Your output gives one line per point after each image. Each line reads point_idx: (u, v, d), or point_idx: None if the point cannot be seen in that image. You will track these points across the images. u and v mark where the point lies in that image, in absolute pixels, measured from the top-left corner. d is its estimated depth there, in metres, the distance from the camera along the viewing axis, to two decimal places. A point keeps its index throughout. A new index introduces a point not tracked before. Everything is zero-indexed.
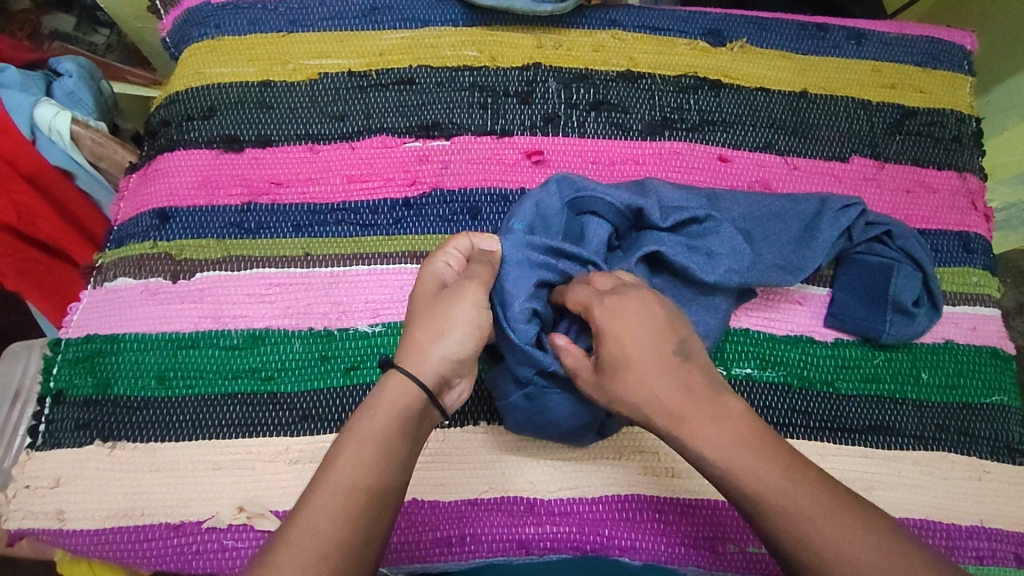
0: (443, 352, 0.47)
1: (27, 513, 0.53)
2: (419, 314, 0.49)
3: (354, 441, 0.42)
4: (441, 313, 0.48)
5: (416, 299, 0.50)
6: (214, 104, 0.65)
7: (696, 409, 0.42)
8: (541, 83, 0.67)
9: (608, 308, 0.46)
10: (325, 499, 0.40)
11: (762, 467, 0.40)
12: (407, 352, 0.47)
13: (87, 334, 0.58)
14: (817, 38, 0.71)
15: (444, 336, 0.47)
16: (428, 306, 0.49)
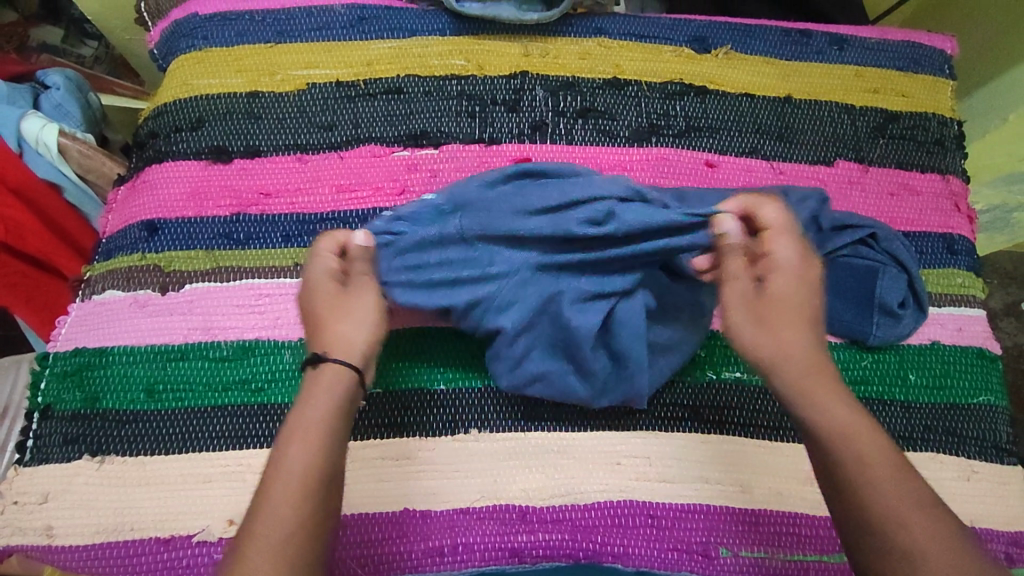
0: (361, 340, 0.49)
1: (15, 529, 0.52)
2: (324, 311, 0.49)
3: (293, 441, 0.42)
4: (352, 308, 0.50)
5: (310, 298, 0.50)
6: (202, 116, 0.65)
7: (822, 381, 0.45)
8: (528, 91, 0.67)
9: (789, 245, 0.48)
10: (276, 501, 0.40)
11: (870, 435, 0.42)
12: (322, 347, 0.48)
13: (75, 348, 0.57)
14: (800, 44, 0.72)
15: (359, 326, 0.49)
16: (334, 302, 0.50)
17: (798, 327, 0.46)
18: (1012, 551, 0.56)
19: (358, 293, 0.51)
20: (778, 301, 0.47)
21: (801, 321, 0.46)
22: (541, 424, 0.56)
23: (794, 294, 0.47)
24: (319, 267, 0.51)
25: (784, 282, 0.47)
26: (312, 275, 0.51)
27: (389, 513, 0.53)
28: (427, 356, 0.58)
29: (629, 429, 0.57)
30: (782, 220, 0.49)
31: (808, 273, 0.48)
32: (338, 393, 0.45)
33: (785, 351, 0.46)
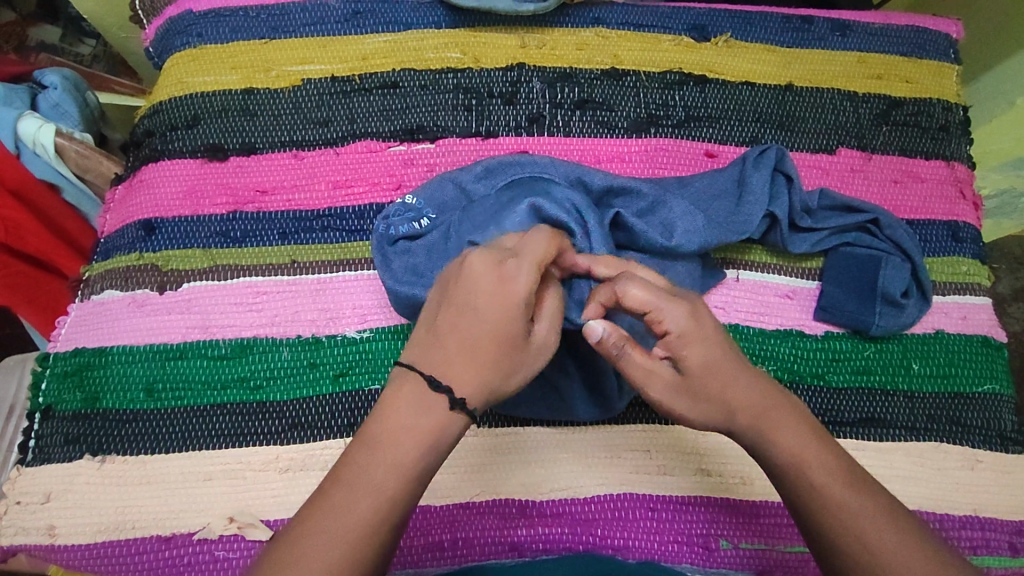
0: (497, 395, 0.41)
1: (19, 529, 0.52)
2: (481, 341, 0.40)
3: (378, 466, 0.38)
4: (513, 357, 0.41)
5: (478, 303, 0.41)
6: (198, 114, 0.65)
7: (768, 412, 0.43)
8: (525, 83, 0.67)
9: (680, 312, 0.43)
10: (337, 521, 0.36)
11: (825, 462, 0.42)
12: (453, 382, 0.40)
13: (75, 348, 0.57)
14: (802, 31, 0.70)
15: (507, 386, 0.41)
16: (501, 340, 0.41)
17: (725, 380, 0.43)
18: (1016, 540, 0.56)
19: (537, 345, 0.42)
20: (695, 378, 0.43)
21: (733, 375, 0.43)
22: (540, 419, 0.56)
23: (704, 365, 0.43)
24: (522, 279, 0.41)
25: (694, 354, 0.43)
26: (511, 295, 0.41)
27: None
28: None
29: (629, 422, 0.56)
30: (650, 294, 0.43)
31: (699, 337, 0.43)
32: (448, 424, 0.39)
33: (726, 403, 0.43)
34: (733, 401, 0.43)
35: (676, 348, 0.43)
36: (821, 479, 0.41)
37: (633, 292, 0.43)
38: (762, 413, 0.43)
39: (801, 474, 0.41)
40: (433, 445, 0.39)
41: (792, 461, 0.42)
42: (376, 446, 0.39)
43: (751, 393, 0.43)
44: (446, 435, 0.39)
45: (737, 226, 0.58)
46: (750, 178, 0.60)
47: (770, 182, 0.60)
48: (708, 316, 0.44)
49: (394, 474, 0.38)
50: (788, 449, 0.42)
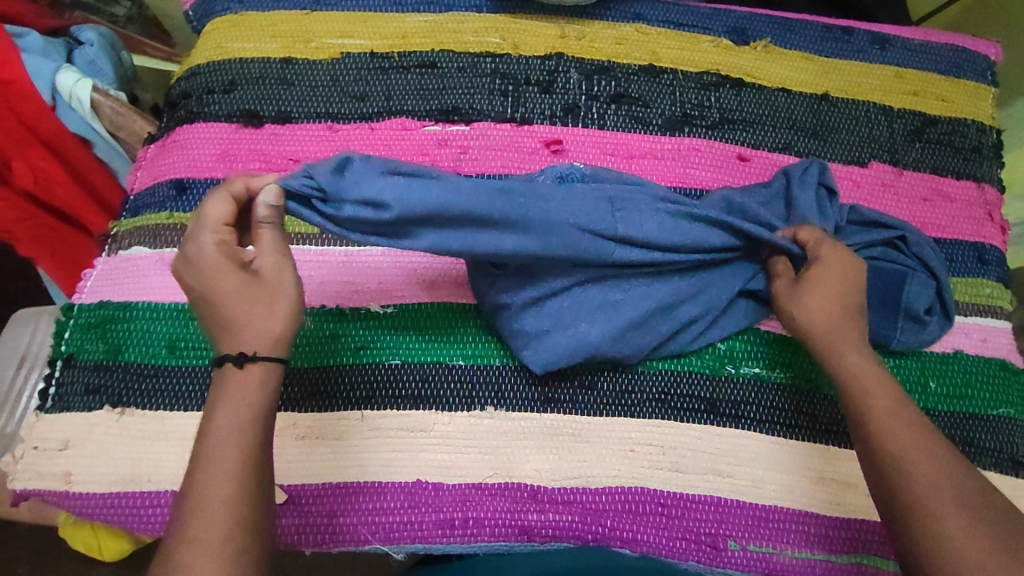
0: (283, 332, 0.44)
1: (35, 474, 0.52)
2: (220, 306, 0.44)
3: (216, 438, 0.40)
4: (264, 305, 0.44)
5: (195, 286, 0.44)
6: (236, 79, 0.65)
7: (838, 334, 0.52)
8: (562, 73, 0.67)
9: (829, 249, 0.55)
10: (209, 496, 0.39)
11: (886, 390, 0.49)
12: (234, 345, 0.43)
13: (99, 300, 0.58)
14: (842, 41, 0.71)
15: (279, 322, 0.44)
16: (237, 294, 0.44)
17: (835, 300, 0.53)
18: None
19: (271, 277, 0.45)
20: (807, 285, 0.54)
21: (833, 298, 0.53)
22: (560, 407, 0.57)
23: (817, 279, 0.54)
24: (207, 246, 0.44)
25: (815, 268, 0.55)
26: (205, 267, 0.44)
27: (403, 483, 0.54)
28: (448, 332, 0.58)
29: (643, 416, 0.57)
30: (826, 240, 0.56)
31: (839, 269, 0.54)
32: (260, 376, 0.43)
33: (829, 322, 0.53)
34: (817, 313, 0.53)
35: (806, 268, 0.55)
36: (875, 397, 0.49)
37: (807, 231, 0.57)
38: (836, 341, 0.52)
39: (881, 416, 0.48)
40: (263, 400, 0.42)
41: (852, 374, 0.50)
42: (206, 432, 0.40)
43: (825, 322, 0.53)
44: (264, 387, 0.43)
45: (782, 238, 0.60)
46: (797, 199, 0.61)
47: (816, 200, 0.61)
48: (841, 261, 0.55)
49: (232, 436, 0.40)
50: (850, 367, 0.51)
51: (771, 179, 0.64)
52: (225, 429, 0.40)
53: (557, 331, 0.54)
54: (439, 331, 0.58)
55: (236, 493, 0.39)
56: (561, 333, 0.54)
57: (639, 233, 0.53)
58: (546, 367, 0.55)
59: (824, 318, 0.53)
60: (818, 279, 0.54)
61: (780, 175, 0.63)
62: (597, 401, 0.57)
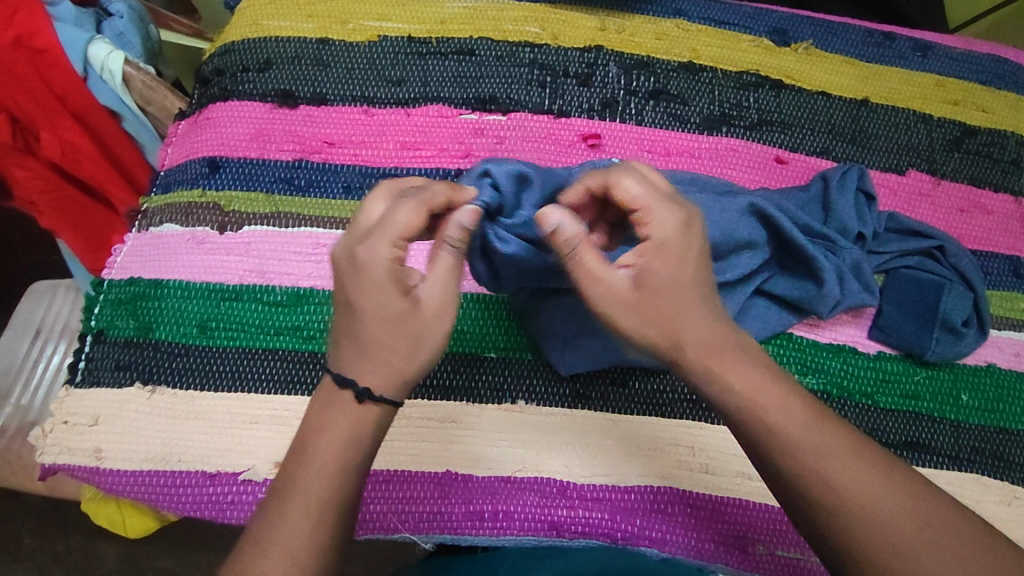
0: (410, 374, 0.42)
1: (64, 449, 0.52)
2: (366, 327, 0.42)
3: (313, 474, 0.40)
4: (399, 342, 0.41)
5: (351, 294, 0.42)
6: (272, 58, 0.64)
7: (716, 352, 0.43)
8: (601, 66, 0.66)
9: (665, 223, 0.43)
10: (290, 528, 0.39)
11: (787, 414, 0.42)
12: (361, 376, 0.41)
13: (130, 277, 0.57)
14: (883, 47, 0.70)
15: (411, 364, 0.42)
16: (385, 324, 0.41)
17: (667, 313, 0.42)
18: None
19: (429, 312, 0.42)
20: (654, 291, 0.42)
21: (686, 299, 0.43)
22: (591, 403, 0.57)
23: (668, 283, 0.43)
24: (379, 254, 0.41)
25: (660, 266, 0.43)
26: (366, 277, 0.41)
27: (433, 473, 0.54)
28: (481, 325, 0.58)
29: (674, 416, 0.57)
30: (645, 192, 0.44)
31: (682, 245, 0.43)
32: (368, 416, 0.41)
33: (656, 334, 0.43)
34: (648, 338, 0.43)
35: (636, 252, 0.43)
36: (784, 425, 0.42)
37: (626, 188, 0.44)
38: (714, 356, 0.43)
39: (783, 441, 0.42)
40: (364, 444, 0.41)
41: (751, 403, 0.43)
42: (303, 457, 0.40)
43: (704, 332, 0.43)
44: (371, 427, 0.41)
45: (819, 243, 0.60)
46: (835, 203, 0.61)
47: (854, 206, 0.61)
48: (694, 235, 0.44)
49: (328, 476, 0.40)
50: (748, 392, 0.43)
51: (809, 182, 0.63)
52: (324, 466, 0.40)
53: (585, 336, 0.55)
54: (472, 323, 0.58)
55: (315, 533, 0.39)
56: (592, 334, 0.55)
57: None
58: (571, 368, 0.56)
59: (644, 332, 0.43)
60: (656, 274, 0.42)
61: (817, 178, 0.63)
62: (628, 399, 0.57)
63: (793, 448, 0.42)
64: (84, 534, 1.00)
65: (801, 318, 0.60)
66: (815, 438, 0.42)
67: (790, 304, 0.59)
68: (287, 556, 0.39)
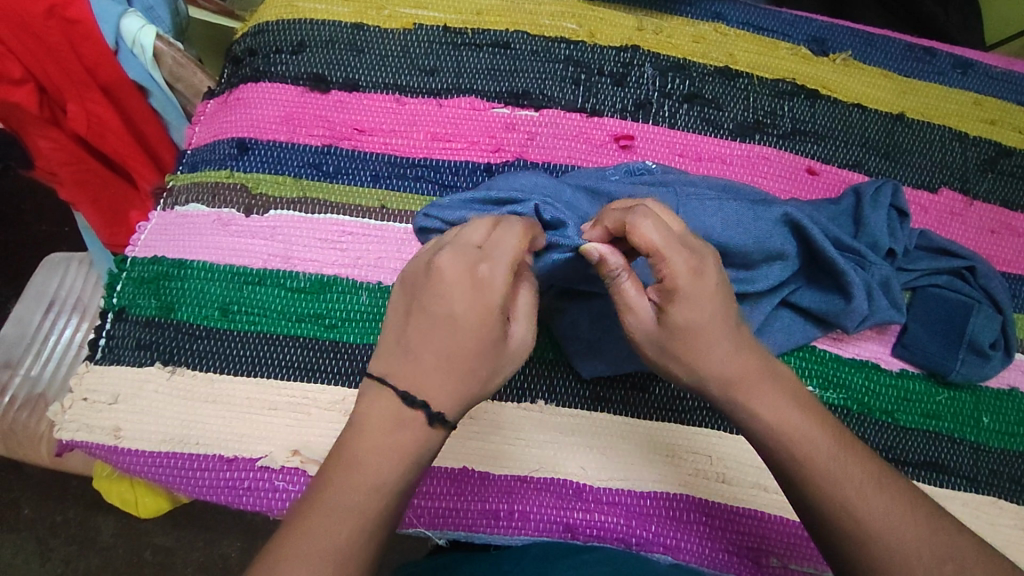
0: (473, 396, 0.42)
1: (83, 425, 0.51)
2: (453, 345, 0.41)
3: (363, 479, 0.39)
4: (479, 363, 0.41)
5: (455, 306, 0.41)
6: (305, 40, 0.63)
7: (751, 375, 0.45)
8: (637, 66, 0.65)
9: (686, 269, 0.42)
10: (326, 534, 0.38)
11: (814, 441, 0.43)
12: (435, 393, 0.41)
13: (154, 255, 0.57)
14: (922, 62, 0.69)
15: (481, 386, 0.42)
16: (477, 339, 0.41)
17: (701, 351, 0.44)
18: None
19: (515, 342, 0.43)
20: (680, 333, 0.44)
21: (710, 342, 0.44)
22: (612, 407, 0.56)
23: (688, 327, 0.43)
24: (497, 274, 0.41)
25: (686, 313, 0.43)
26: (491, 298, 0.41)
27: (448, 469, 0.54)
28: None
29: (694, 424, 0.57)
30: (662, 237, 0.42)
31: (699, 294, 0.43)
32: (430, 437, 0.41)
33: (690, 372, 0.45)
34: (683, 371, 0.45)
35: (665, 299, 0.43)
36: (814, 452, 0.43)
37: (646, 233, 0.42)
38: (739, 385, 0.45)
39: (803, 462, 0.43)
40: (416, 463, 0.41)
41: (775, 430, 0.44)
42: (355, 464, 0.40)
43: (729, 364, 0.44)
44: (428, 451, 0.41)
45: (849, 258, 0.59)
46: (867, 217, 0.60)
47: (887, 221, 0.60)
48: (712, 276, 0.43)
49: (378, 491, 0.39)
50: (772, 418, 0.44)
51: (841, 196, 0.63)
52: (376, 478, 0.40)
53: (609, 338, 0.55)
54: None
55: (349, 546, 0.38)
56: (615, 339, 0.55)
57: (701, 226, 0.54)
58: (596, 370, 0.56)
59: (684, 369, 0.45)
60: (686, 321, 0.43)
61: (849, 190, 0.62)
62: (649, 404, 0.57)
63: (806, 463, 0.43)
64: (83, 507, 1.00)
65: (825, 332, 0.60)
66: (837, 464, 0.43)
67: (817, 316, 0.59)
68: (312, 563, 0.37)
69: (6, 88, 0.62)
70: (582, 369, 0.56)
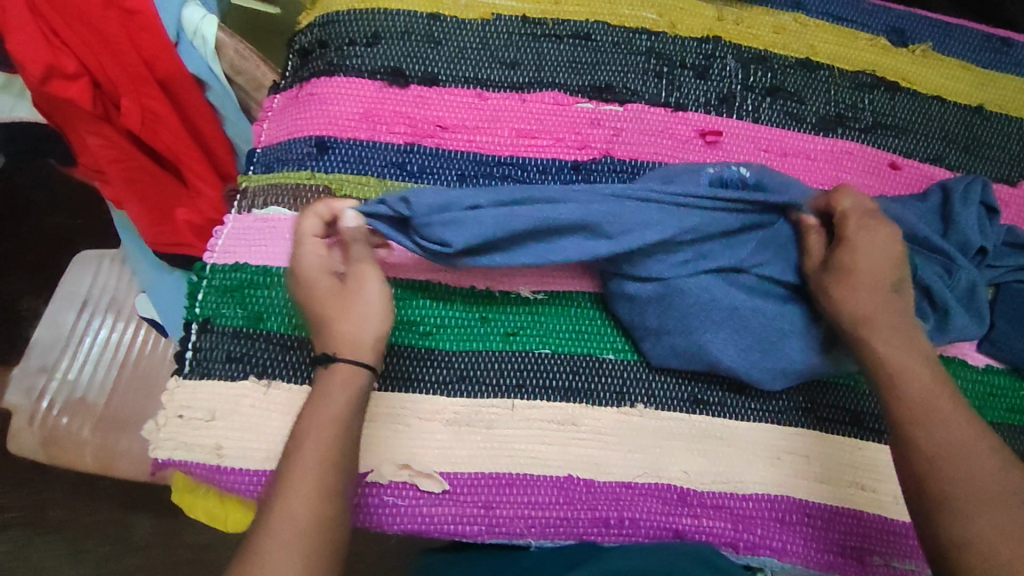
0: (366, 339, 0.48)
1: (181, 444, 0.50)
2: (319, 314, 0.49)
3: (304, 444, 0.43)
4: (346, 319, 0.48)
5: (298, 296, 0.50)
6: (379, 31, 0.60)
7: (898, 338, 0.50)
8: (719, 58, 0.64)
9: (876, 227, 0.53)
10: (291, 499, 0.41)
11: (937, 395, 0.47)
12: (328, 350, 0.48)
13: (236, 262, 0.54)
14: (999, 53, 0.68)
15: (364, 328, 0.48)
16: (332, 305, 0.49)
17: (871, 287, 0.51)
18: None
19: (359, 285, 0.49)
20: (845, 269, 0.52)
21: (881, 285, 0.51)
22: (711, 408, 0.56)
23: (857, 268, 0.52)
24: (307, 259, 0.50)
25: (868, 256, 0.52)
26: (312, 275, 0.49)
27: (556, 478, 0.53)
28: (596, 324, 0.57)
29: (791, 424, 0.57)
30: (856, 207, 0.54)
31: (871, 248, 0.52)
32: (347, 383, 0.46)
33: (858, 308, 0.51)
34: (850, 302, 0.51)
35: (833, 246, 0.54)
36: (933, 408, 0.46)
37: (843, 199, 0.54)
38: (872, 318, 0.50)
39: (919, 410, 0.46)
40: (349, 407, 0.46)
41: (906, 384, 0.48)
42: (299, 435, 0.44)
43: (874, 302, 0.51)
44: (350, 391, 0.46)
45: (939, 256, 0.58)
46: (957, 215, 0.59)
47: (976, 218, 0.59)
48: (893, 238, 0.53)
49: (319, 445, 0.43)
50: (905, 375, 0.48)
51: (927, 192, 0.62)
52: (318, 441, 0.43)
53: (695, 337, 0.53)
54: (589, 326, 0.57)
55: (320, 500, 0.41)
56: (695, 337, 0.53)
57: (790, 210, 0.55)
58: (682, 364, 0.55)
59: (855, 301, 0.51)
60: (860, 264, 0.52)
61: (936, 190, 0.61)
62: (747, 405, 0.56)
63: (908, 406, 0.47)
64: (114, 506, 0.97)
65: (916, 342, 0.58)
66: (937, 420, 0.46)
67: None
68: (292, 531, 0.40)
69: (61, 83, 0.57)
70: (667, 359, 0.55)
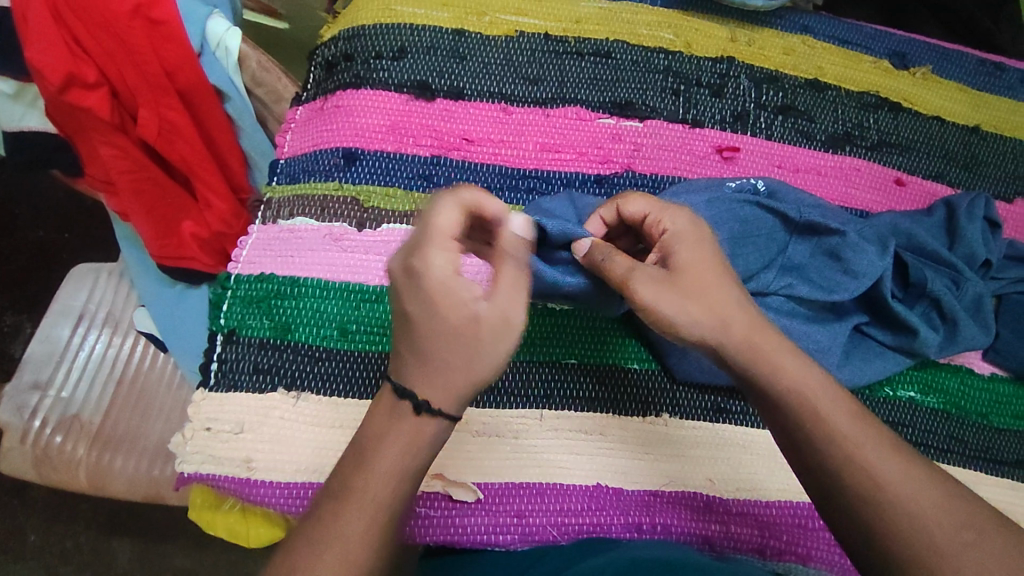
0: (469, 388, 0.40)
1: (209, 457, 0.49)
2: (425, 341, 0.39)
3: (373, 456, 0.39)
4: (458, 359, 0.39)
5: (406, 306, 0.40)
6: (405, 46, 0.61)
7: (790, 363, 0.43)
8: (733, 77, 0.66)
9: (679, 216, 0.48)
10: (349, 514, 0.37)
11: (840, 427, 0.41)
12: (416, 385, 0.39)
13: (261, 273, 0.54)
14: (993, 76, 0.72)
15: (473, 377, 0.39)
16: (444, 335, 0.39)
17: (715, 286, 0.45)
18: None
19: (490, 323, 0.40)
20: (682, 270, 0.46)
21: (713, 285, 0.45)
22: (733, 417, 0.57)
23: (688, 265, 0.46)
24: (437, 264, 0.39)
25: (684, 252, 0.46)
26: (429, 290, 0.39)
27: (586, 487, 0.53)
28: (619, 335, 0.57)
29: None
30: (650, 206, 0.49)
31: (700, 242, 0.47)
32: (423, 426, 0.39)
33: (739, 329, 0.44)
34: (732, 319, 0.44)
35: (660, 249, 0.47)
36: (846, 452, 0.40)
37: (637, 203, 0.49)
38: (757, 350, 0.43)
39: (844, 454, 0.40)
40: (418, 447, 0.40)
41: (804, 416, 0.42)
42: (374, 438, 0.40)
43: (741, 320, 0.44)
44: (428, 431, 0.40)
45: (947, 267, 0.61)
46: (964, 229, 0.62)
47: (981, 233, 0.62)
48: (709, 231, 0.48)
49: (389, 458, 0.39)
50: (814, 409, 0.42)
51: (932, 207, 0.64)
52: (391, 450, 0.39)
53: None
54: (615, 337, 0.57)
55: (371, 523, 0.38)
56: None
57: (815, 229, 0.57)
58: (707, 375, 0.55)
59: (725, 320, 0.44)
60: (684, 263, 0.46)
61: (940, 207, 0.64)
62: None
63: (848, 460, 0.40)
64: (97, 531, 0.93)
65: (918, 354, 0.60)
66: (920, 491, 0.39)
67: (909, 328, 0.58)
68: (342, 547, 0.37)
69: (80, 92, 0.57)
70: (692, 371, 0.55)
